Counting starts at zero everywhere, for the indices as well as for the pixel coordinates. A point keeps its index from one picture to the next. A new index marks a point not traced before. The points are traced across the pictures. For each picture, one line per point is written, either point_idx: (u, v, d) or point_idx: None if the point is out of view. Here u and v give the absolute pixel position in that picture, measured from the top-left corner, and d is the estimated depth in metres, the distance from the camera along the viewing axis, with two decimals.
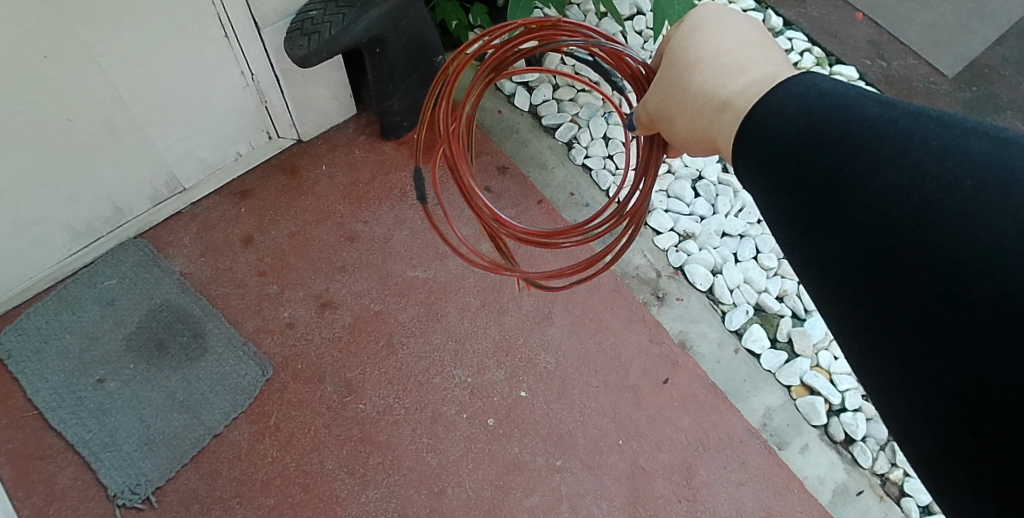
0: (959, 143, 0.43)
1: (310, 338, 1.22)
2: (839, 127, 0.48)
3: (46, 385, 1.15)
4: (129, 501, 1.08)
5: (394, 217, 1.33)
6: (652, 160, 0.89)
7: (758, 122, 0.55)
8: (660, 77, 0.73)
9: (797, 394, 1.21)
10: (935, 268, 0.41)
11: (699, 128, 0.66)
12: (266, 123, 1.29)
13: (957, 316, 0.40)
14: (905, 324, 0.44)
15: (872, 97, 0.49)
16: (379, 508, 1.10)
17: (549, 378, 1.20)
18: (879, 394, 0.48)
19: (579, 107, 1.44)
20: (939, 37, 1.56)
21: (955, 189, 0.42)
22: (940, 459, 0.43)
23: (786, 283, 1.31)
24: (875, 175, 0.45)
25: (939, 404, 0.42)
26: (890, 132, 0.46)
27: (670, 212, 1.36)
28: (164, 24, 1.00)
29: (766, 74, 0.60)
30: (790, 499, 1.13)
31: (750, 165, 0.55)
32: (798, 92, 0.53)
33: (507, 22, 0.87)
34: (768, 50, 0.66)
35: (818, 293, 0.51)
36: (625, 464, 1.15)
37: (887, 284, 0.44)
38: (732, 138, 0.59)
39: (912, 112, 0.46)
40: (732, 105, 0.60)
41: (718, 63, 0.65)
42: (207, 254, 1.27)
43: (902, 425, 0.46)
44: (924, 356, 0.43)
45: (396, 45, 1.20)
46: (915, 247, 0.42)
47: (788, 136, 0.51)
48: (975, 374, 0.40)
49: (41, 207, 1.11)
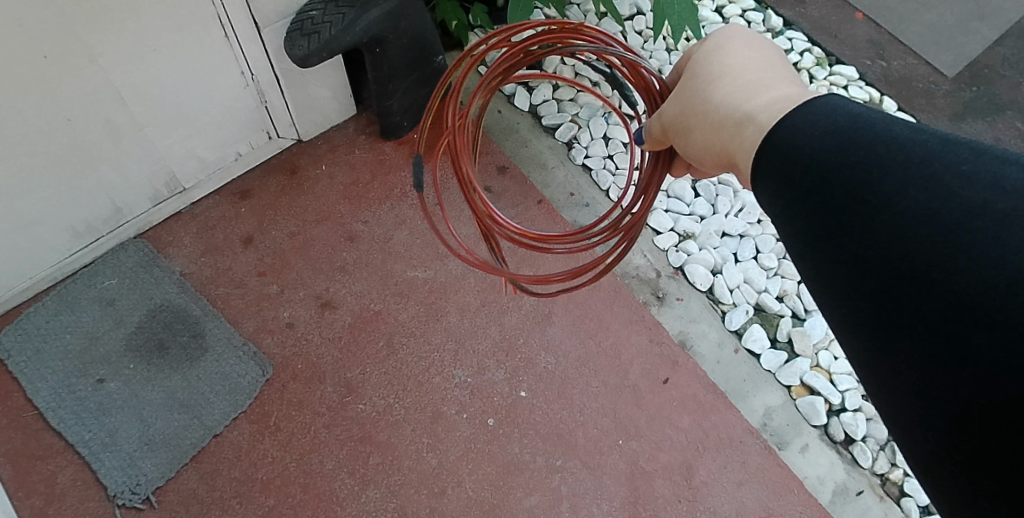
0: (990, 168, 0.43)
1: (310, 338, 1.22)
2: (864, 147, 0.48)
3: (46, 385, 1.15)
4: (129, 502, 1.08)
5: (394, 216, 1.33)
6: (655, 175, 0.88)
7: (783, 137, 0.54)
8: (680, 90, 0.73)
9: (797, 394, 1.21)
10: (962, 291, 0.41)
11: (715, 144, 0.67)
12: (266, 123, 1.29)
13: (983, 339, 0.40)
14: (923, 344, 0.44)
15: (900, 121, 0.49)
16: (379, 508, 1.10)
17: (549, 378, 1.20)
18: (886, 405, 0.49)
19: (579, 107, 1.44)
20: (938, 37, 1.56)
21: (985, 213, 0.42)
22: (947, 470, 0.44)
23: (786, 283, 1.31)
24: (902, 196, 0.45)
25: (953, 422, 0.43)
26: (918, 154, 0.46)
27: (670, 212, 1.36)
28: (164, 24, 1.00)
29: (790, 92, 0.60)
30: (790, 499, 1.13)
31: (768, 180, 0.55)
32: (823, 111, 0.53)
33: (527, 21, 0.87)
34: (789, 73, 0.66)
35: (832, 310, 0.51)
36: (625, 464, 1.15)
37: (909, 305, 0.44)
38: (752, 154, 0.59)
39: (940, 137, 0.47)
40: (755, 120, 0.60)
41: (742, 80, 0.66)
42: (208, 254, 1.27)
43: (910, 436, 0.47)
44: (941, 376, 0.43)
45: (397, 45, 1.20)
46: (941, 270, 0.42)
47: (811, 153, 0.51)
48: (995, 397, 0.40)
49: (41, 207, 1.11)
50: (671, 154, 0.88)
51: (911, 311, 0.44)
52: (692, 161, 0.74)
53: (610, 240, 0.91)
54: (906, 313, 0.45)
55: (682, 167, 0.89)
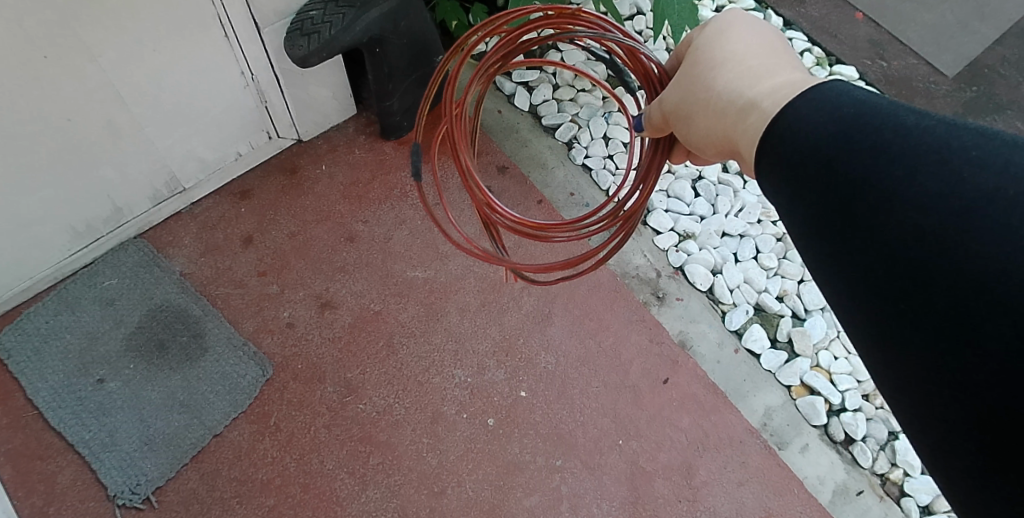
0: (999, 152, 0.43)
1: (310, 338, 1.22)
2: (871, 135, 0.48)
3: (46, 385, 1.15)
4: (129, 501, 1.08)
5: (394, 216, 1.33)
6: (653, 163, 0.88)
7: (788, 124, 0.54)
8: (681, 77, 0.73)
9: (797, 394, 1.21)
10: (972, 279, 0.41)
11: (717, 131, 0.67)
12: (265, 123, 1.29)
13: (995, 326, 0.40)
14: (934, 334, 0.43)
15: (906, 106, 0.49)
16: (379, 508, 1.10)
17: (549, 378, 1.20)
18: (900, 401, 0.48)
19: (580, 106, 1.44)
20: (938, 37, 1.56)
21: (996, 198, 0.41)
22: (965, 470, 0.44)
23: (786, 283, 1.30)
24: (910, 183, 0.45)
25: (968, 418, 0.42)
26: (925, 140, 0.46)
27: (670, 212, 1.36)
28: (163, 24, 1.00)
29: (793, 78, 0.60)
30: (790, 499, 1.13)
31: (771, 166, 0.55)
32: (828, 98, 0.53)
33: (522, 8, 0.87)
34: (792, 58, 0.66)
35: (837, 296, 0.52)
36: (625, 464, 1.15)
37: (918, 294, 0.44)
38: (755, 142, 0.59)
39: (947, 122, 0.47)
40: (758, 107, 0.60)
41: (745, 67, 0.66)
42: (208, 254, 1.27)
43: (927, 435, 0.46)
44: (954, 366, 0.42)
45: (396, 45, 1.20)
46: (951, 258, 0.42)
47: (816, 142, 0.51)
48: (1007, 394, 0.40)
49: (42, 207, 1.11)
50: (669, 142, 0.88)
51: (919, 302, 0.44)
52: (694, 149, 0.74)
53: (609, 227, 0.92)
54: (914, 303, 0.45)
55: (681, 154, 0.90)
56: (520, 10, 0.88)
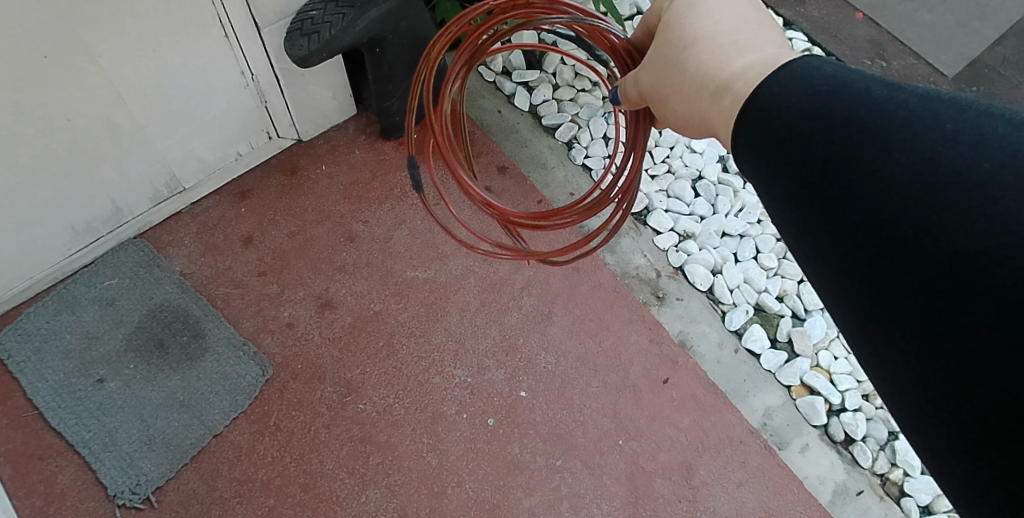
0: (974, 125, 0.43)
1: (310, 338, 1.22)
2: (846, 110, 0.49)
3: (45, 385, 1.14)
4: (129, 501, 1.08)
5: (394, 216, 1.33)
6: (639, 135, 0.89)
7: (763, 101, 0.55)
8: (655, 58, 0.73)
9: (797, 394, 1.21)
10: (953, 256, 0.41)
11: (698, 114, 0.67)
12: (266, 123, 1.29)
13: (978, 303, 0.40)
14: (917, 314, 0.43)
15: (878, 80, 0.50)
16: (379, 508, 1.10)
17: (549, 379, 1.20)
18: (898, 402, 0.48)
19: (578, 107, 1.44)
20: (938, 38, 1.56)
21: (973, 172, 0.42)
22: (958, 469, 0.43)
23: (786, 282, 1.30)
24: (887, 158, 0.45)
25: (954, 406, 0.42)
26: (900, 113, 0.46)
27: (670, 212, 1.36)
28: (162, 23, 1.00)
29: (767, 56, 0.61)
30: (790, 499, 1.13)
31: (749, 150, 0.56)
32: (801, 77, 0.53)
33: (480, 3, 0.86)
34: (769, 31, 0.66)
35: (819, 277, 0.52)
36: (625, 464, 1.15)
37: (898, 273, 0.44)
38: (731, 123, 0.60)
39: (920, 95, 0.47)
40: (731, 89, 0.61)
41: (718, 44, 0.66)
42: (208, 254, 1.27)
43: (920, 431, 0.46)
44: (939, 349, 0.42)
45: (396, 45, 1.20)
46: (931, 236, 0.42)
47: (792, 118, 0.51)
48: (993, 377, 0.39)
49: (41, 207, 1.11)
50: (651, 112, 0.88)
51: (901, 279, 0.44)
52: (676, 129, 0.75)
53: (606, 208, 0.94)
54: (897, 283, 0.44)
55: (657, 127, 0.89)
56: (481, 7, 0.87)
